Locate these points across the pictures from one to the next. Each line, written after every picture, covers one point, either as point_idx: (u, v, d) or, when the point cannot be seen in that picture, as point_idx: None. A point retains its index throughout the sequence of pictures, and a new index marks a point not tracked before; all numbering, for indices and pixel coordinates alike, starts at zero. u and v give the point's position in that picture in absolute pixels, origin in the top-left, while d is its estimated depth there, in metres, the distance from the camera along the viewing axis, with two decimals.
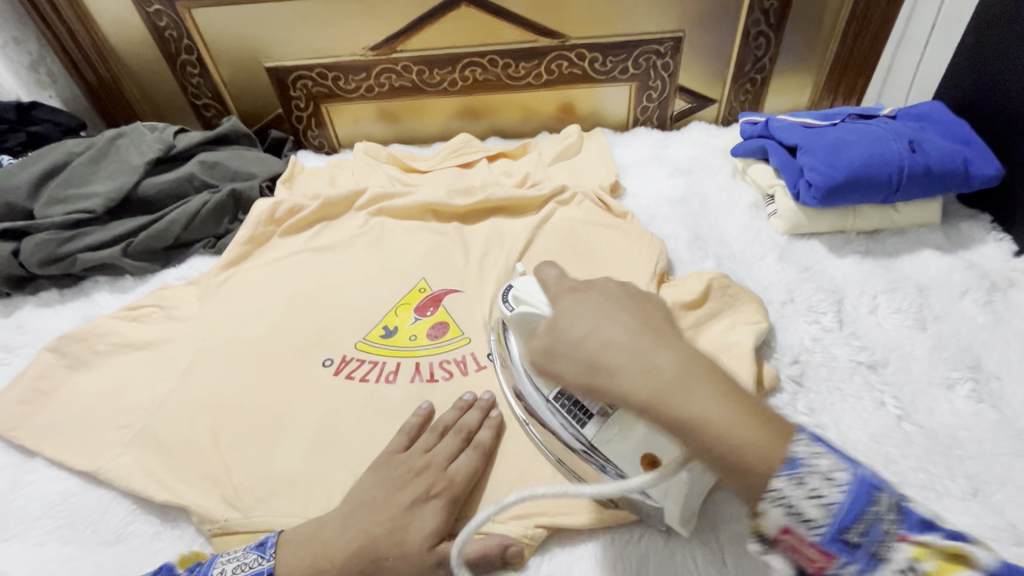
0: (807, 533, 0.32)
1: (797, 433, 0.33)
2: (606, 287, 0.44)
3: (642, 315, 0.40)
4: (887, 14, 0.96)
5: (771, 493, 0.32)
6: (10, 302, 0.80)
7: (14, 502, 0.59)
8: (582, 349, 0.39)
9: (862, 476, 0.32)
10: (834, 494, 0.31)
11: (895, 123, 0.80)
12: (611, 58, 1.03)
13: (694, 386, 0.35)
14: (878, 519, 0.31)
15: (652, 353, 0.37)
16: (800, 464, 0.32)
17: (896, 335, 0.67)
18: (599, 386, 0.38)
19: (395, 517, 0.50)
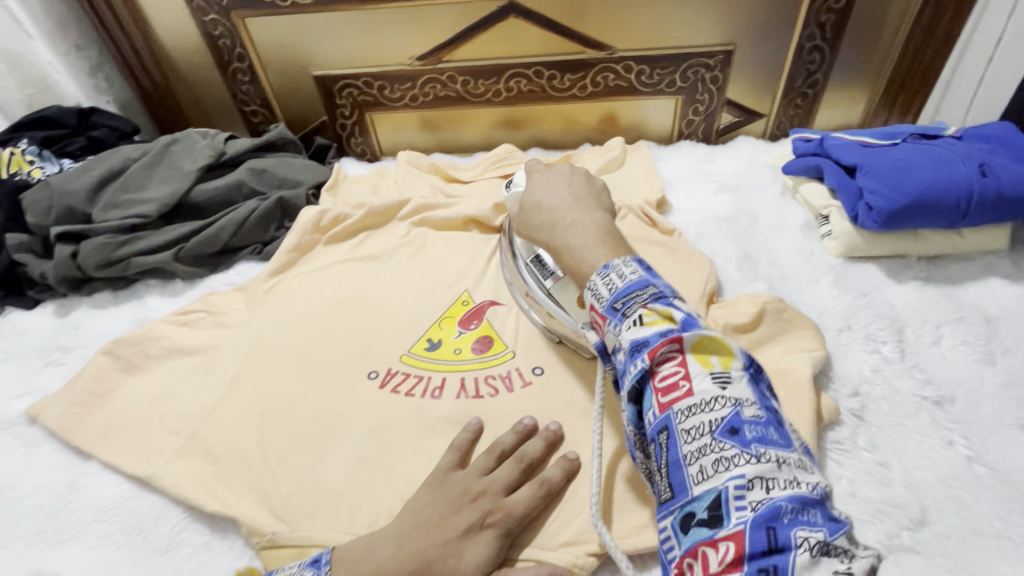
0: (596, 301, 0.47)
1: (625, 257, 0.49)
2: (565, 169, 0.64)
3: (576, 191, 0.60)
4: (947, 30, 0.93)
5: (590, 280, 0.49)
6: (67, 302, 0.82)
7: (70, 504, 0.60)
8: (529, 207, 0.61)
9: (647, 278, 0.46)
10: (619, 280, 0.46)
11: (962, 144, 0.77)
12: (659, 71, 1.02)
13: (575, 231, 0.55)
14: (640, 297, 0.44)
15: (569, 208, 0.57)
16: (612, 268, 0.48)
17: (963, 369, 0.64)
18: (535, 231, 0.59)
19: (448, 544, 0.49)
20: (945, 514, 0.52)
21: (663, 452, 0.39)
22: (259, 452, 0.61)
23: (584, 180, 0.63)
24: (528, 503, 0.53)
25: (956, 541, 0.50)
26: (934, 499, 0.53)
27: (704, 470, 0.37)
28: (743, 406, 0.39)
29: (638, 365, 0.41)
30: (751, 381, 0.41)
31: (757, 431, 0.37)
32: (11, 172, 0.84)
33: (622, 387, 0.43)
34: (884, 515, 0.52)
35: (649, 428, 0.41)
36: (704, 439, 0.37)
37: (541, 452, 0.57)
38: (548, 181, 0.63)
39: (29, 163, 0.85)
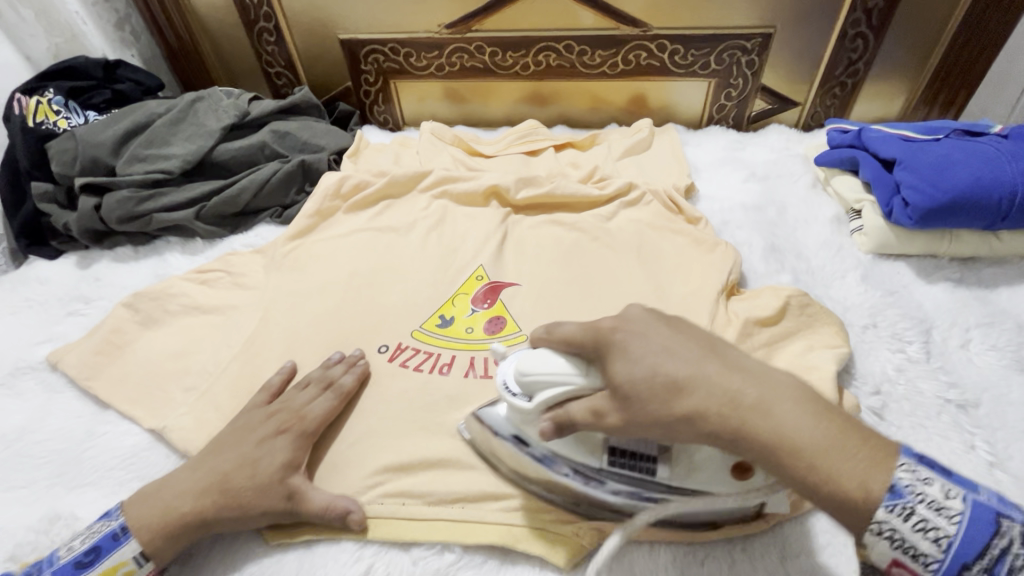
0: (921, 565, 0.37)
1: (902, 459, 0.37)
2: (645, 316, 0.43)
3: (701, 344, 0.41)
4: (998, 23, 0.89)
5: (879, 526, 0.36)
6: (89, 255, 0.83)
7: (88, 451, 0.61)
8: (645, 388, 0.39)
9: (974, 503, 0.36)
10: (949, 524, 0.36)
11: (1009, 143, 0.74)
12: (693, 52, 0.99)
13: (783, 409, 0.37)
14: (1001, 548, 0.35)
15: (727, 376, 0.39)
16: (911, 496, 0.36)
17: (989, 374, 0.63)
18: (685, 421, 0.38)
19: (247, 452, 0.55)
20: None
21: None
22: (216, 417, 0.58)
23: (679, 322, 0.43)
24: (328, 408, 0.59)
25: None
26: None
27: None
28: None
29: None
30: None
31: None
32: (36, 121, 0.83)
33: None
34: None
35: None
36: None
37: (347, 373, 0.62)
38: (640, 341, 0.41)
39: (55, 113, 0.84)
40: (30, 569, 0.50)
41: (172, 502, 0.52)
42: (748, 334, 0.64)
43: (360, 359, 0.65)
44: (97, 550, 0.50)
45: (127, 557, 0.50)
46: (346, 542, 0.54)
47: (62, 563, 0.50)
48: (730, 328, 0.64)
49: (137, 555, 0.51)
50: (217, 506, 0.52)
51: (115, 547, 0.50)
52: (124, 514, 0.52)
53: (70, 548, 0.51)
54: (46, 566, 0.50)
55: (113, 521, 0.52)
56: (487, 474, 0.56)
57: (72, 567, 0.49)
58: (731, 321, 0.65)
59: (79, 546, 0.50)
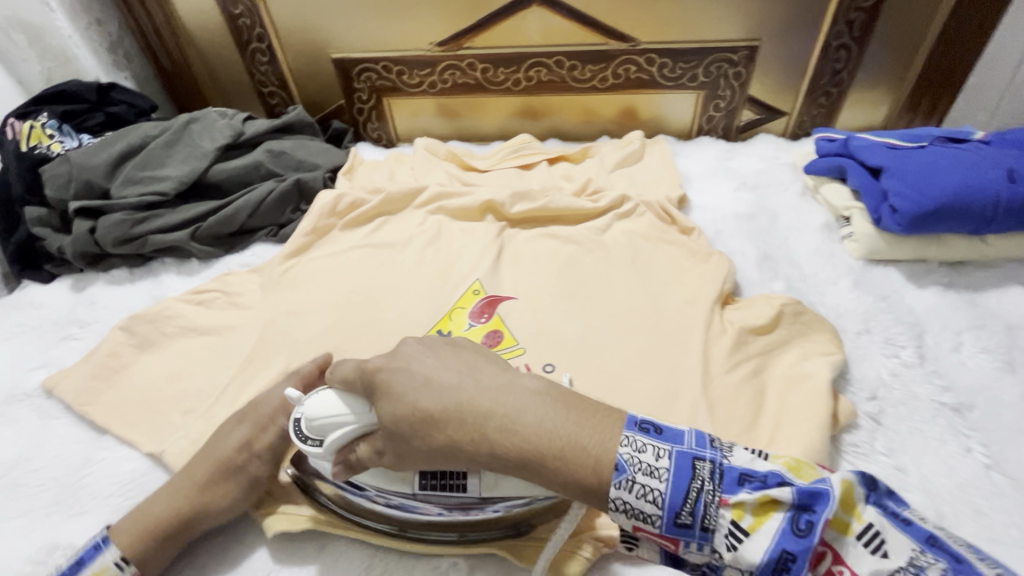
0: (647, 525, 0.38)
1: (624, 433, 0.39)
2: (412, 349, 0.45)
3: (463, 365, 0.43)
4: (976, 33, 0.92)
5: (612, 499, 0.38)
6: (83, 278, 0.83)
7: (87, 477, 0.61)
8: (407, 426, 0.41)
9: (677, 452, 0.38)
10: (660, 483, 0.37)
11: (990, 149, 0.75)
12: (681, 65, 1.00)
13: (529, 418, 0.39)
14: (700, 487, 0.37)
15: (480, 392, 0.41)
16: (629, 468, 0.37)
17: (983, 376, 0.64)
18: (449, 449, 0.41)
19: (210, 447, 0.57)
20: (963, 519, 0.51)
21: None
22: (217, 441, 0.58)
23: (449, 348, 0.45)
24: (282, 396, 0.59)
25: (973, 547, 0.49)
26: (951, 506, 0.52)
27: None
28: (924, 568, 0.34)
29: None
30: (887, 515, 0.36)
31: None
32: (30, 146, 0.83)
33: None
34: None
35: None
36: None
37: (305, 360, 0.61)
38: (408, 368, 0.43)
39: (49, 137, 0.84)
40: None
41: (148, 508, 0.54)
42: (743, 342, 0.65)
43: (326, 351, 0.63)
44: (77, 561, 0.51)
45: (110, 561, 0.51)
46: (353, 561, 0.54)
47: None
48: (726, 337, 0.65)
49: (119, 559, 0.51)
50: (190, 506, 0.54)
51: (96, 555, 0.51)
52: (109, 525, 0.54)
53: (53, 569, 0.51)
54: None
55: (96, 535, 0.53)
56: None
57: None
58: (726, 330, 0.66)
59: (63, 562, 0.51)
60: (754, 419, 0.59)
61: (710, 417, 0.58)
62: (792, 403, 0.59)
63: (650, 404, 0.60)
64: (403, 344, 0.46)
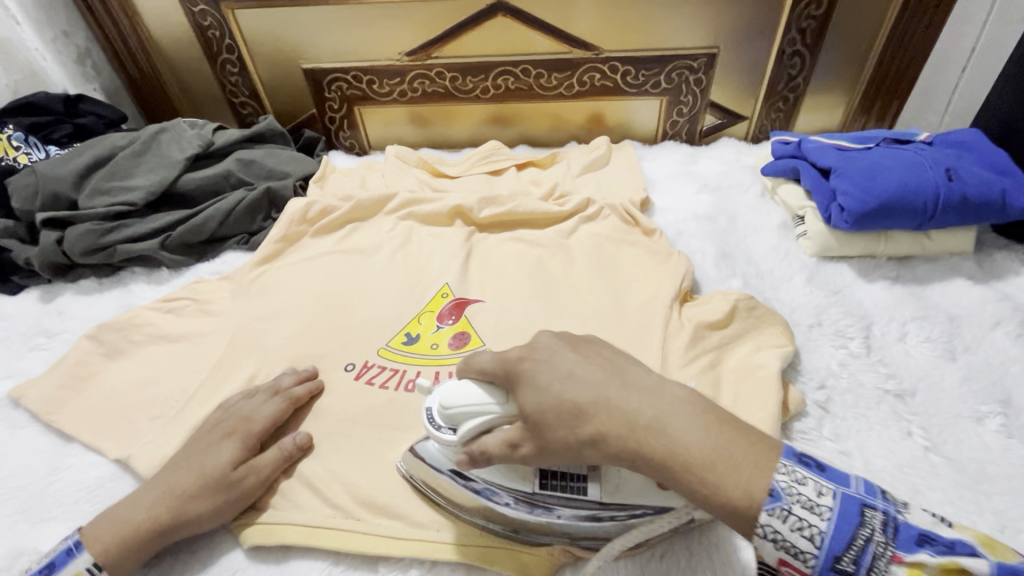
0: (802, 563, 0.39)
1: (782, 460, 0.40)
2: (553, 345, 0.46)
3: (607, 367, 0.44)
4: (920, 40, 0.96)
5: (762, 529, 0.39)
6: (51, 288, 0.83)
7: (53, 485, 0.61)
8: (547, 416, 0.42)
9: (843, 496, 0.39)
10: (819, 520, 0.38)
11: (931, 149, 0.79)
12: (644, 72, 1.04)
13: (681, 428, 0.40)
14: (870, 539, 0.37)
15: (631, 396, 0.42)
16: (786, 497, 0.39)
17: (925, 364, 0.67)
18: (589, 445, 0.42)
19: (195, 456, 0.57)
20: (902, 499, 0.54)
21: None
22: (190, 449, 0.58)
23: (590, 349, 0.46)
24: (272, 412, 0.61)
25: None
26: (891, 486, 0.55)
27: None
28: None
29: None
30: None
31: None
32: None
33: None
34: None
35: None
36: None
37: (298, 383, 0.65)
38: (548, 365, 0.44)
39: (15, 149, 0.84)
40: None
41: (125, 516, 0.54)
42: (700, 337, 0.67)
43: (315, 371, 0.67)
44: (49, 566, 0.51)
45: (82, 567, 0.51)
46: (315, 561, 0.55)
47: None
48: (683, 332, 0.67)
49: (91, 565, 0.52)
50: (171, 514, 0.54)
51: (69, 561, 0.52)
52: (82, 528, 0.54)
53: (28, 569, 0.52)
54: None
55: (70, 537, 0.53)
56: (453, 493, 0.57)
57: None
58: (684, 326, 0.69)
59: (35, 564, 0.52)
60: None
61: None
62: (744, 393, 0.62)
63: None
64: (539, 337, 0.48)
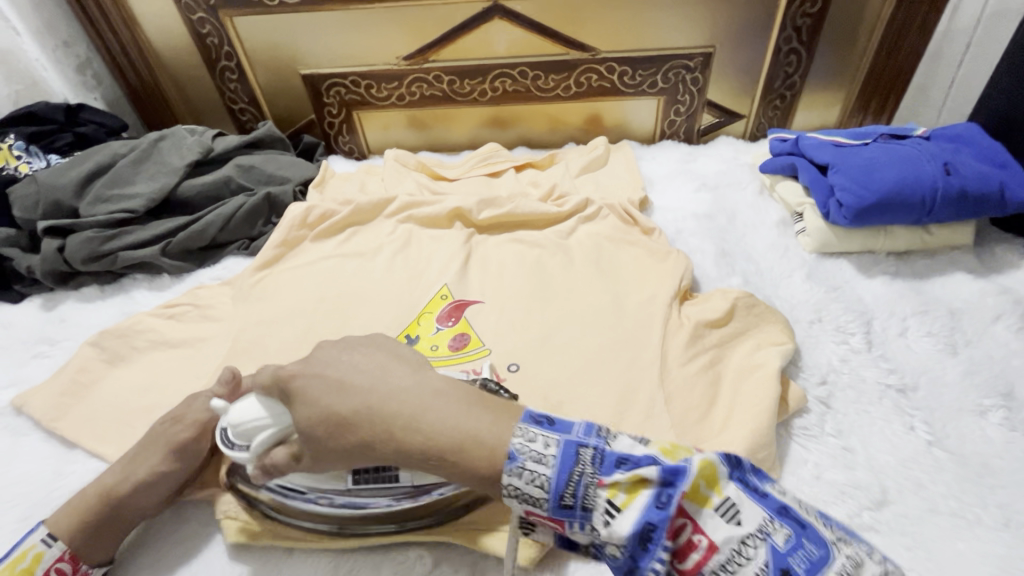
0: (534, 508, 0.38)
1: (517, 424, 0.40)
2: (330, 351, 0.46)
3: (377, 365, 0.44)
4: (917, 35, 0.96)
5: (506, 488, 0.38)
6: (53, 297, 0.83)
7: (56, 491, 0.61)
8: (324, 425, 0.42)
9: (566, 441, 0.38)
10: (546, 468, 0.38)
11: (929, 144, 0.79)
12: (640, 72, 1.04)
13: (439, 416, 0.40)
14: (582, 471, 0.37)
15: (391, 390, 0.42)
16: (520, 456, 0.38)
17: (926, 359, 0.67)
18: (359, 447, 0.42)
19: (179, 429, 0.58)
20: (905, 495, 0.54)
21: None
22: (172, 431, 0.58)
23: (368, 349, 0.47)
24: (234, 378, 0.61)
25: (916, 520, 0.52)
26: (893, 480, 0.55)
27: None
28: (771, 533, 0.35)
29: (659, 558, 0.35)
30: (744, 491, 0.37)
31: (803, 550, 0.35)
32: None
33: None
34: (847, 497, 0.54)
35: None
36: None
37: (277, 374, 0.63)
38: (320, 374, 0.45)
39: (16, 158, 0.85)
40: None
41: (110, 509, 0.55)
42: (699, 335, 0.67)
43: None
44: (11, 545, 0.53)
45: (35, 540, 0.52)
46: (319, 561, 0.55)
47: None
48: (682, 331, 0.67)
49: (45, 536, 0.53)
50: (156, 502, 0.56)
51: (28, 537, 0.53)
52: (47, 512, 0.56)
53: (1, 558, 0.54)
54: None
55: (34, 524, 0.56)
56: None
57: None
58: (684, 324, 0.69)
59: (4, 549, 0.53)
60: (710, 407, 0.62)
61: (667, 407, 0.60)
62: (744, 390, 0.62)
63: (611, 398, 0.62)
64: (318, 352, 0.47)
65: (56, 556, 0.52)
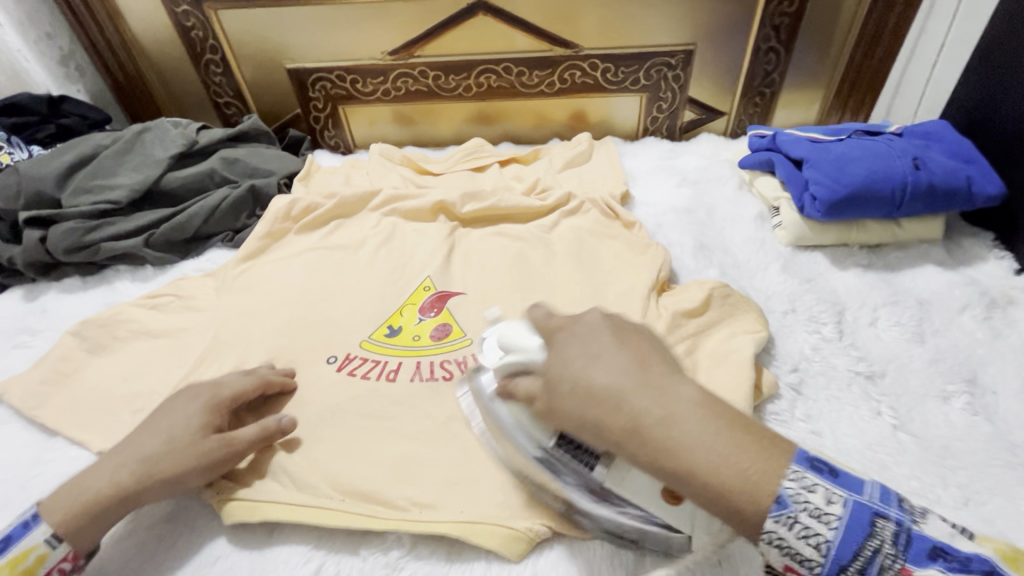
0: (804, 568, 0.38)
1: (792, 465, 0.39)
2: (597, 322, 0.47)
3: (638, 356, 0.44)
4: (891, 35, 0.99)
5: (767, 535, 0.38)
6: (35, 288, 0.83)
7: (35, 478, 0.61)
8: (569, 387, 0.43)
9: (855, 506, 0.38)
10: (828, 529, 0.38)
11: (900, 140, 0.82)
12: (623, 69, 1.06)
13: (687, 432, 0.39)
14: (879, 556, 0.37)
15: (650, 391, 0.41)
16: (794, 505, 0.38)
17: (895, 347, 0.69)
18: (595, 425, 0.42)
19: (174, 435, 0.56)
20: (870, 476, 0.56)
21: None
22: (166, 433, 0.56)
23: (630, 334, 0.46)
24: (243, 387, 0.61)
25: None
26: (860, 463, 0.57)
27: None
28: None
29: None
30: None
31: None
32: None
33: None
34: None
35: None
36: None
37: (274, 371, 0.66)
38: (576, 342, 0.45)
39: None
40: None
41: (91, 485, 0.52)
42: (675, 324, 0.69)
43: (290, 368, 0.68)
44: (6, 539, 0.49)
45: (38, 540, 0.49)
46: (298, 546, 0.55)
47: None
48: (658, 320, 0.69)
49: (50, 537, 0.50)
50: (138, 480, 0.52)
51: (24, 533, 0.49)
52: (40, 504, 0.51)
53: None
54: None
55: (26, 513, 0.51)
56: (434, 478, 0.58)
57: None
58: (661, 314, 0.70)
59: None
60: None
61: None
62: (718, 376, 0.63)
63: None
64: (586, 316, 0.48)
65: (61, 557, 0.50)
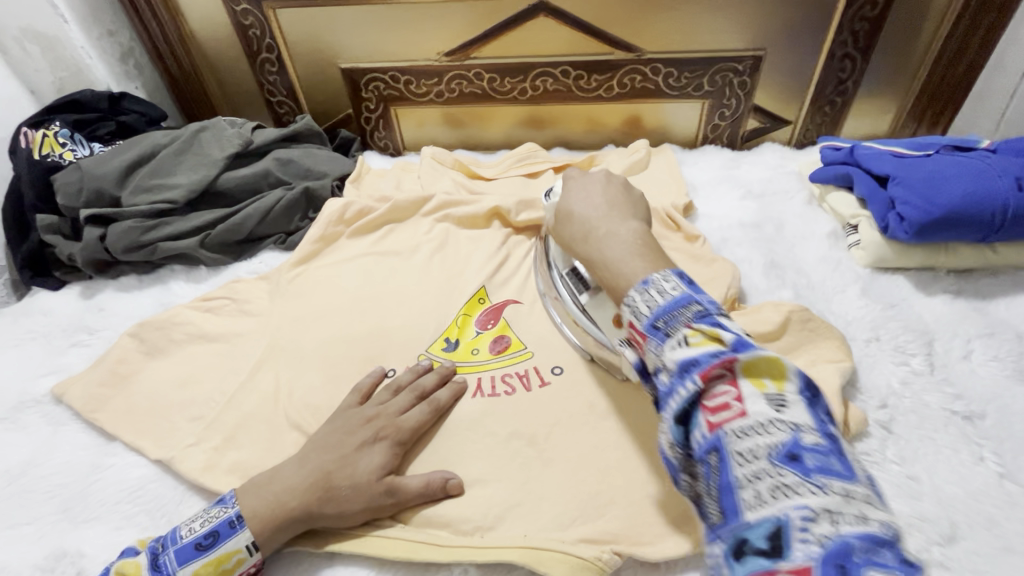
0: (634, 319, 0.43)
1: (665, 270, 0.45)
2: (599, 175, 0.59)
3: (613, 200, 0.56)
4: (983, 41, 0.92)
5: (626, 297, 0.45)
6: (92, 285, 0.83)
7: (96, 484, 0.61)
8: (560, 213, 0.58)
9: (689, 294, 0.43)
10: (660, 297, 0.43)
11: (998, 157, 0.75)
12: (686, 74, 1.01)
13: (614, 240, 0.50)
14: (684, 316, 0.41)
15: (607, 219, 0.53)
16: (650, 283, 0.44)
17: (993, 384, 0.63)
18: (565, 237, 0.56)
19: (346, 455, 0.56)
20: (976, 531, 0.51)
21: (714, 476, 0.36)
22: (336, 449, 0.56)
23: (621, 187, 0.58)
24: (418, 421, 0.60)
25: (989, 559, 0.49)
26: (964, 514, 0.52)
27: (760, 493, 0.34)
28: (800, 430, 0.35)
29: (688, 388, 0.38)
30: (806, 404, 0.37)
31: (818, 461, 0.34)
32: (42, 154, 0.83)
33: (668, 410, 0.39)
34: (914, 530, 0.51)
35: (698, 451, 0.37)
36: (763, 467, 0.34)
37: (439, 385, 0.63)
38: (579, 186, 0.58)
39: (61, 145, 0.85)
40: (153, 546, 0.52)
41: (282, 499, 0.54)
42: None
43: (451, 374, 0.65)
44: (214, 533, 0.52)
45: (240, 546, 0.52)
46: (359, 569, 0.55)
47: (183, 544, 0.52)
48: None
49: (250, 544, 0.52)
50: (318, 500, 0.53)
51: (232, 533, 0.52)
52: (240, 502, 0.54)
53: (191, 529, 0.53)
54: (170, 544, 0.52)
55: (230, 509, 0.54)
56: (497, 503, 0.56)
57: (193, 549, 0.52)
58: None
59: (200, 527, 0.53)
60: None
61: None
62: None
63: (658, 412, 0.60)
64: (593, 171, 0.61)
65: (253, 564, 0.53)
